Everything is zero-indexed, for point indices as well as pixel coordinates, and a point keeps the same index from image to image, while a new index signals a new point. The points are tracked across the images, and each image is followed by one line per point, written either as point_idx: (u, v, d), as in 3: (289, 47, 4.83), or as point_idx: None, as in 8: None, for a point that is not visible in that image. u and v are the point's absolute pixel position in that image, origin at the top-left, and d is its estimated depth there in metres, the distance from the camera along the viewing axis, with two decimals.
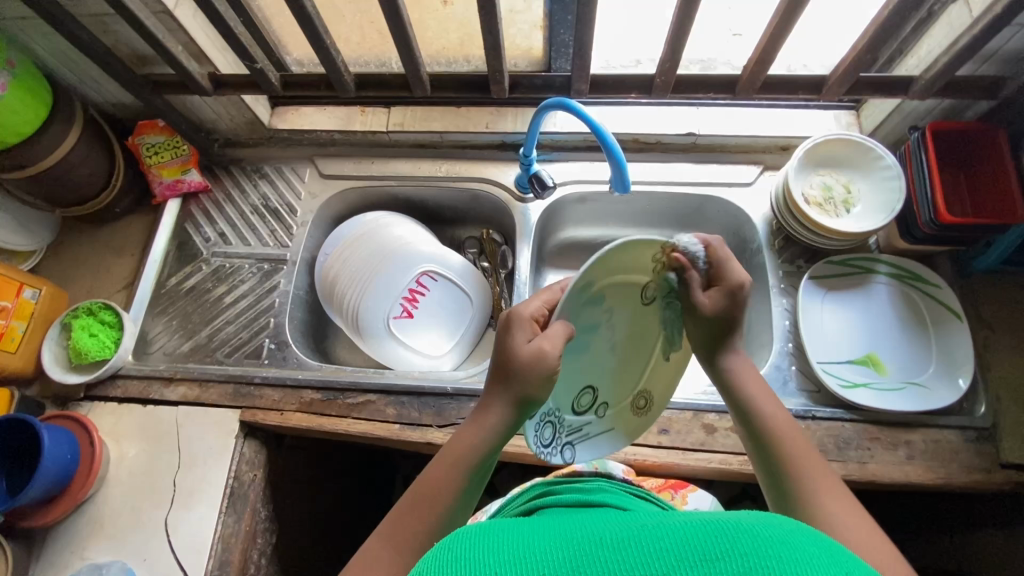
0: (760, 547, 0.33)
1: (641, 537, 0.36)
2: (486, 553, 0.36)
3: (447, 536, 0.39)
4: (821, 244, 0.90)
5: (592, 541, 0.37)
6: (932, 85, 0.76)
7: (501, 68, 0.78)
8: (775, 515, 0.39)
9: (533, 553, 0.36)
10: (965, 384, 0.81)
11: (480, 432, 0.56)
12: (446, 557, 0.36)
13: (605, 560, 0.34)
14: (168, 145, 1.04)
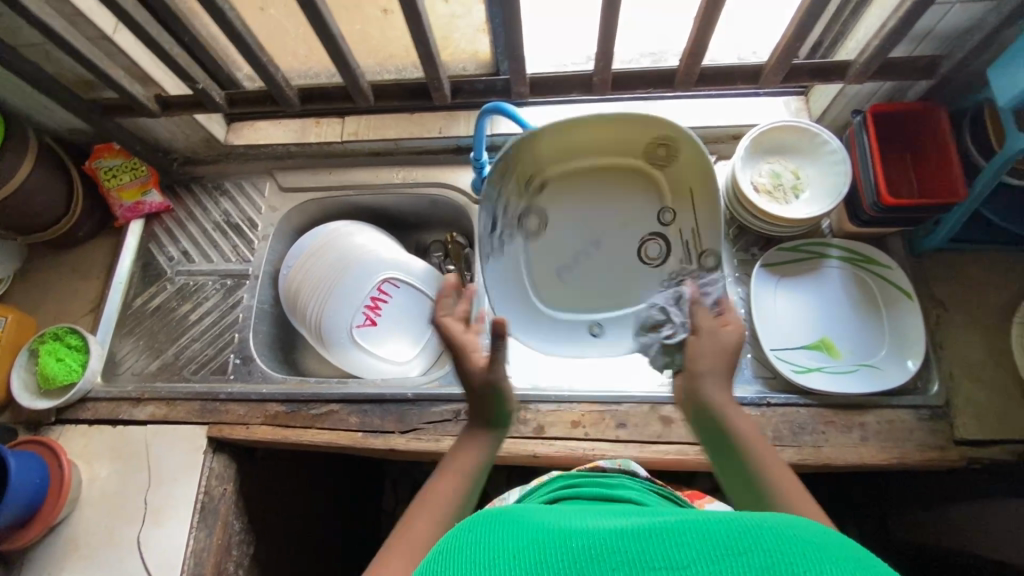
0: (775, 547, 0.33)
1: (661, 530, 0.37)
2: (516, 539, 0.39)
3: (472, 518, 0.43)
4: (772, 231, 0.90)
5: (613, 531, 0.38)
6: (868, 68, 0.75)
7: (438, 76, 0.79)
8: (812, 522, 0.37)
9: (555, 539, 0.39)
10: (913, 365, 0.82)
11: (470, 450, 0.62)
12: (467, 538, 0.40)
13: (622, 549, 0.36)
14: (126, 167, 1.05)
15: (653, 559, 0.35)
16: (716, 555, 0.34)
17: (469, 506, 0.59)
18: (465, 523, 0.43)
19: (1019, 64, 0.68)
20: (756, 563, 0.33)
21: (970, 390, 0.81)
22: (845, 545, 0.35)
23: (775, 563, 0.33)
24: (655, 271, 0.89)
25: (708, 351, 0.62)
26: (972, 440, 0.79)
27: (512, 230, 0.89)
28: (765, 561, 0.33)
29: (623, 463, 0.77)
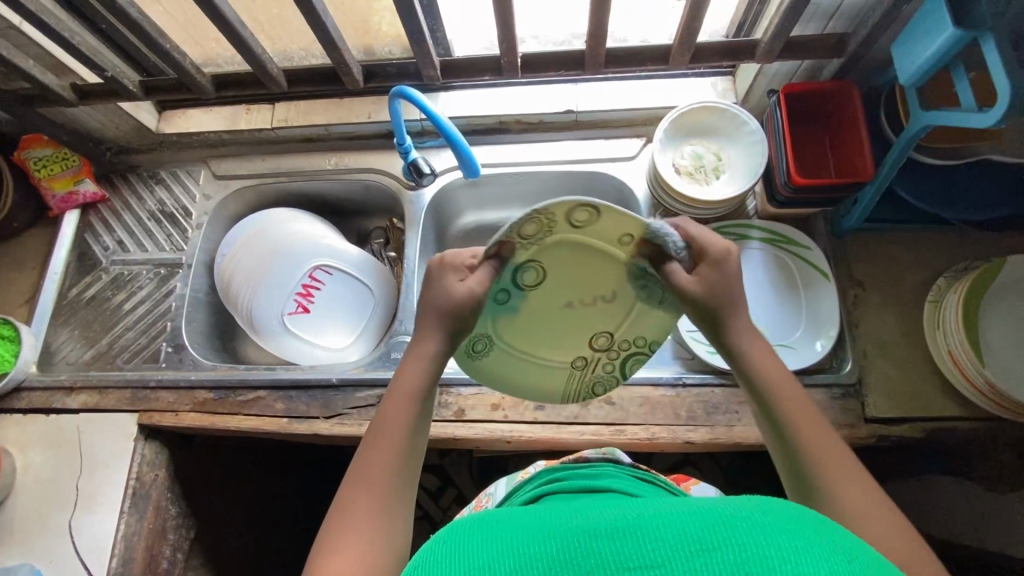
0: (753, 539, 0.35)
1: (635, 528, 0.37)
2: (495, 548, 0.38)
3: (441, 538, 0.41)
4: (691, 214, 0.91)
5: (587, 531, 0.38)
6: (772, 47, 0.75)
7: (344, 60, 0.79)
8: (772, 500, 0.40)
9: (528, 546, 0.38)
10: (822, 346, 0.83)
11: (420, 365, 0.58)
12: (440, 556, 0.39)
13: (599, 551, 0.36)
14: (56, 158, 1.04)
15: (629, 558, 0.35)
16: (691, 551, 0.34)
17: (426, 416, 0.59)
18: (439, 533, 0.43)
19: (913, 42, 0.67)
20: (730, 559, 0.33)
21: (883, 369, 0.82)
22: (816, 527, 0.38)
23: (749, 559, 0.33)
24: None
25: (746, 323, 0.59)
26: (883, 418, 0.80)
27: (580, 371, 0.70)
28: (739, 555, 0.33)
29: (608, 451, 0.78)
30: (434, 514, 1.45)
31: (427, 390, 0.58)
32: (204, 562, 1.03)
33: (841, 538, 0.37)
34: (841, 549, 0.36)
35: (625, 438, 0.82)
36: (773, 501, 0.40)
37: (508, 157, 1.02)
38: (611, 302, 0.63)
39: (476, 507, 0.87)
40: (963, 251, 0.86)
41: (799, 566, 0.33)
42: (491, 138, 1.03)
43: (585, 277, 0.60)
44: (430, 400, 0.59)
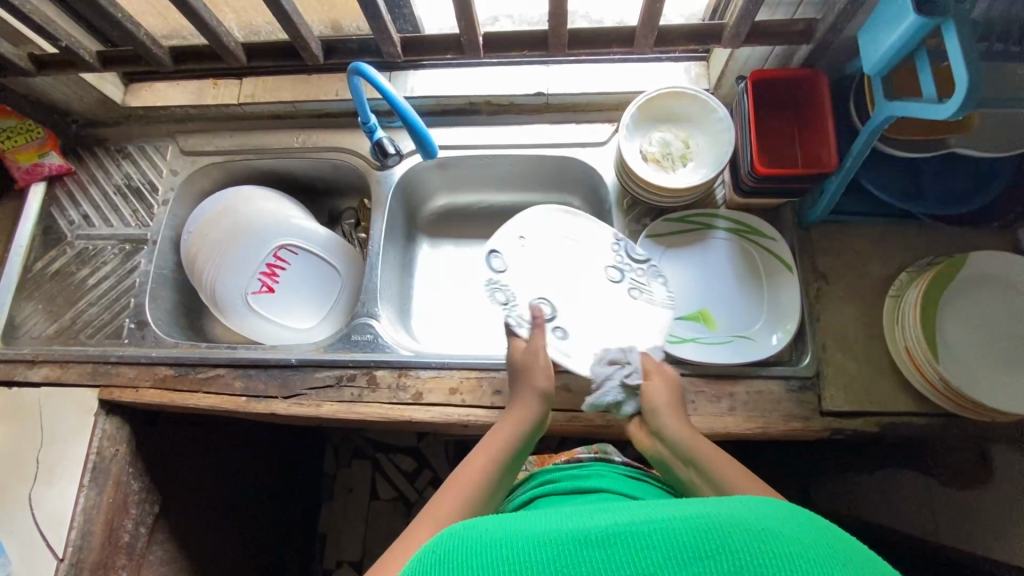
0: (740, 544, 0.38)
1: (625, 536, 0.39)
2: (488, 553, 0.40)
3: (433, 545, 0.43)
4: (657, 202, 0.90)
5: (577, 536, 0.40)
6: (738, 32, 0.73)
7: (301, 35, 0.77)
8: (755, 499, 0.43)
9: (521, 550, 0.40)
10: (778, 340, 0.83)
11: (520, 423, 0.70)
12: (431, 562, 0.41)
13: (591, 560, 0.38)
14: (20, 129, 1.03)
15: (625, 568, 0.38)
16: (681, 560, 0.37)
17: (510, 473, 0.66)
18: (427, 541, 0.44)
19: (878, 29, 0.65)
20: (722, 567, 0.36)
21: (841, 362, 0.81)
22: (797, 519, 0.41)
23: (741, 565, 0.37)
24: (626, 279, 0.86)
25: (666, 397, 0.72)
26: (838, 411, 0.80)
27: (641, 292, 0.85)
28: (732, 565, 0.37)
29: (602, 451, 0.80)
30: (408, 495, 1.46)
31: (516, 448, 0.68)
32: (167, 535, 1.04)
33: (819, 527, 0.41)
34: (822, 535, 0.40)
35: (580, 425, 0.83)
36: (755, 499, 0.43)
37: (477, 139, 1.01)
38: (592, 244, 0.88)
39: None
40: (927, 244, 0.85)
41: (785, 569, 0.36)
42: (461, 119, 1.02)
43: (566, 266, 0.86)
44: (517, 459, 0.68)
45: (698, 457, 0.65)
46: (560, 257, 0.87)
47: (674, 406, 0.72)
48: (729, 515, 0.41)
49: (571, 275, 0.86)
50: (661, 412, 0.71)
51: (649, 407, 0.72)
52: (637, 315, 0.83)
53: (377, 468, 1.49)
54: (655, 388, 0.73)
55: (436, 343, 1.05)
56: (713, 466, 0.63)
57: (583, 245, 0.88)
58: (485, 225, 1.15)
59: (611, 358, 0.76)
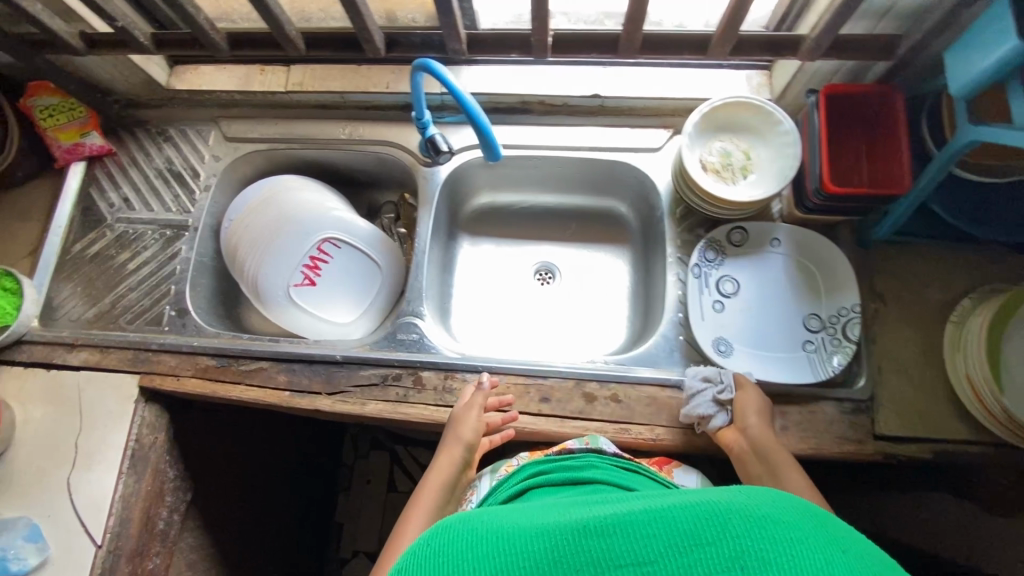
0: (746, 531, 0.37)
1: (627, 525, 0.40)
2: (487, 546, 0.42)
3: (439, 539, 0.45)
4: (716, 213, 0.88)
5: (578, 527, 0.41)
6: (820, 45, 0.71)
7: (366, 26, 0.75)
8: (762, 488, 0.42)
9: (520, 544, 0.41)
10: (839, 364, 0.81)
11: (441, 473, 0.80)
12: (433, 557, 0.43)
13: (590, 548, 0.39)
14: (63, 107, 1.02)
15: (620, 554, 0.38)
16: (683, 548, 0.37)
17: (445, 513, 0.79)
18: (437, 527, 0.47)
19: (971, 50, 0.63)
20: (723, 553, 0.36)
21: (896, 385, 0.81)
22: (801, 509, 0.40)
23: (743, 552, 0.36)
24: (808, 318, 0.85)
25: (755, 404, 0.77)
26: (891, 435, 0.79)
27: (816, 351, 0.83)
28: (733, 549, 0.37)
29: (592, 441, 0.77)
30: None
31: (444, 494, 0.79)
32: (200, 522, 1.05)
33: (824, 517, 0.40)
34: (828, 524, 0.39)
35: (629, 437, 0.82)
36: (765, 489, 0.43)
37: (529, 139, 0.99)
38: (807, 260, 0.87)
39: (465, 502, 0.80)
40: (989, 271, 0.83)
41: (791, 554, 0.36)
42: (513, 117, 1.00)
43: (758, 261, 0.88)
44: (450, 499, 0.80)
45: (779, 464, 0.72)
46: (778, 269, 0.87)
47: (763, 416, 0.77)
48: (734, 503, 0.41)
49: (774, 290, 0.87)
50: (752, 419, 0.76)
51: (739, 407, 0.77)
52: (795, 365, 0.83)
53: (395, 459, 1.49)
54: (749, 394, 0.78)
55: (473, 343, 1.05)
56: (787, 478, 0.70)
57: (804, 265, 0.87)
58: (524, 225, 1.13)
59: (704, 375, 0.80)
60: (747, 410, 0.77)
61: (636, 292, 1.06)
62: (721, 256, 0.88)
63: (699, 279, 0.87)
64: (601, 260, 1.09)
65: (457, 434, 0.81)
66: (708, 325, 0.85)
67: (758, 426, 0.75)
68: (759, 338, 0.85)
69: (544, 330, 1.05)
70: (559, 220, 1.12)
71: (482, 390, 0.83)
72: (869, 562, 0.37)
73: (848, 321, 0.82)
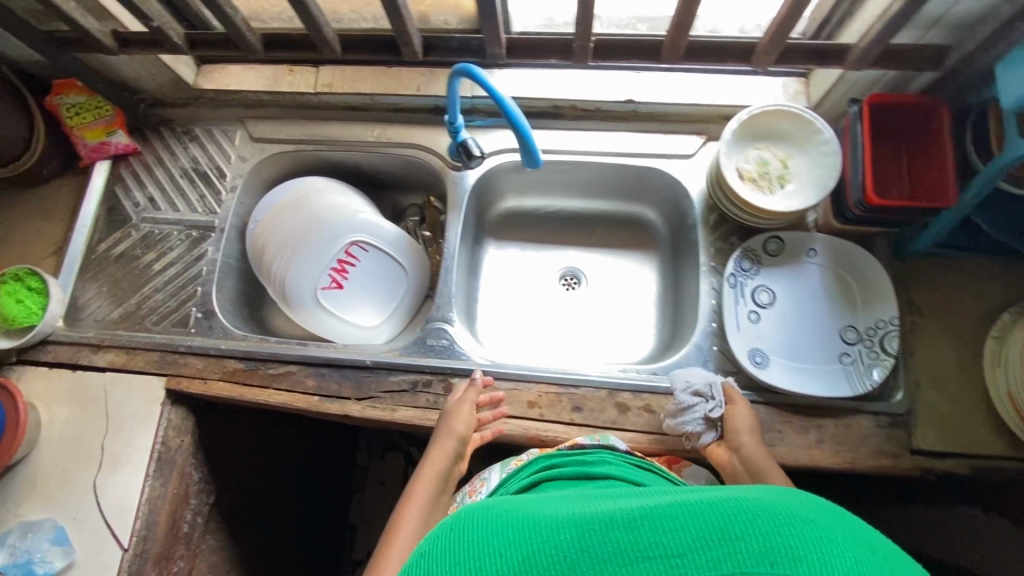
0: (776, 527, 0.36)
1: (653, 518, 0.39)
2: (511, 536, 0.42)
3: (463, 530, 0.44)
4: (752, 222, 0.87)
5: (603, 519, 0.40)
6: (868, 54, 0.70)
7: (406, 29, 0.74)
8: (790, 488, 0.41)
9: (544, 533, 0.41)
10: (878, 377, 0.80)
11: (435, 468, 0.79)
12: (459, 550, 0.42)
13: (617, 539, 0.38)
14: (90, 105, 1.01)
15: (647, 546, 0.37)
16: (712, 542, 0.36)
17: (437, 509, 0.77)
18: (456, 518, 0.47)
19: None
20: (753, 547, 0.36)
21: (934, 399, 0.80)
22: (829, 510, 0.40)
23: (773, 546, 0.35)
24: (845, 330, 0.84)
25: (744, 418, 0.77)
26: (929, 450, 0.78)
27: (853, 364, 0.82)
28: (763, 543, 0.36)
29: (603, 438, 0.77)
30: None
31: (438, 489, 0.78)
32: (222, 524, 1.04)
33: (853, 520, 0.39)
34: (855, 527, 0.38)
35: (663, 448, 0.81)
36: (793, 490, 0.42)
37: (560, 143, 0.98)
38: (844, 271, 0.86)
39: (469, 494, 0.79)
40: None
41: (823, 553, 0.35)
42: (544, 122, 0.99)
43: (794, 271, 0.87)
44: (442, 494, 0.78)
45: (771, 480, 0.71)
46: (814, 280, 0.86)
47: (753, 431, 0.77)
48: (762, 500, 0.40)
49: (810, 301, 0.86)
50: (742, 436, 0.76)
51: (731, 426, 0.78)
52: (832, 378, 0.82)
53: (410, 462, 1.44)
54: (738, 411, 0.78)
55: (498, 348, 1.04)
56: None
57: (840, 275, 0.86)
58: (550, 230, 1.12)
59: (695, 391, 0.79)
60: (736, 427, 0.77)
61: (663, 299, 1.05)
62: (757, 265, 0.87)
63: (736, 289, 0.86)
64: (629, 266, 1.08)
65: (451, 428, 0.80)
66: (744, 336, 0.84)
67: (747, 443, 0.76)
68: (795, 350, 0.84)
69: (571, 337, 1.05)
70: (585, 226, 1.11)
71: (476, 386, 0.83)
72: (897, 564, 0.37)
73: (886, 334, 0.81)
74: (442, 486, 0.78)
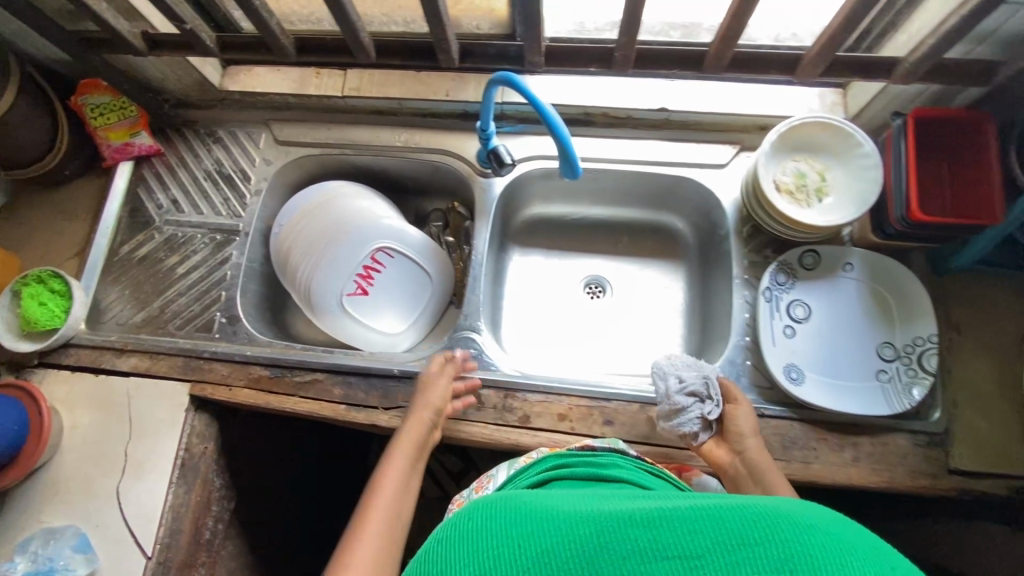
0: (799, 536, 0.35)
1: (673, 519, 0.38)
2: (524, 526, 0.40)
3: (477, 517, 0.43)
4: (788, 235, 0.86)
5: (621, 517, 0.39)
6: (918, 68, 0.69)
7: (446, 36, 0.73)
8: (814, 504, 0.40)
9: (559, 525, 0.40)
10: (918, 395, 0.78)
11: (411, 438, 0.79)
12: (471, 538, 0.41)
13: (634, 537, 0.37)
14: (114, 106, 0.99)
15: (665, 546, 0.36)
16: (732, 546, 0.35)
17: (413, 479, 0.77)
18: (469, 507, 0.45)
19: None
20: (774, 555, 0.34)
21: (972, 419, 0.79)
22: (855, 529, 0.38)
23: (793, 554, 0.34)
24: (882, 347, 0.82)
25: (746, 418, 0.76)
26: (967, 470, 0.77)
27: (890, 382, 0.80)
28: (784, 550, 0.35)
29: (614, 442, 0.75)
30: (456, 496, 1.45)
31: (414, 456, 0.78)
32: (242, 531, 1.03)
33: (877, 540, 0.37)
34: (879, 545, 0.37)
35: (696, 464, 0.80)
36: (818, 505, 0.40)
37: (591, 151, 0.97)
38: (882, 287, 0.84)
39: (475, 490, 0.76)
40: None
41: (848, 565, 0.34)
42: (575, 129, 0.97)
43: (830, 286, 0.86)
44: (418, 463, 0.79)
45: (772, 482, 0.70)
46: (850, 295, 0.85)
47: (752, 431, 0.76)
48: (786, 510, 0.38)
49: (846, 316, 0.85)
50: (744, 436, 0.75)
51: (734, 427, 0.76)
52: (869, 395, 0.80)
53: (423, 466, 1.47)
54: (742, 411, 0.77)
55: (523, 357, 1.03)
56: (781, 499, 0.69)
57: (876, 291, 0.84)
58: (575, 237, 1.11)
59: (691, 391, 0.77)
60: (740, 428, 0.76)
61: (690, 310, 1.03)
62: (794, 279, 0.86)
63: (772, 304, 0.85)
64: (655, 275, 1.07)
65: (426, 398, 0.81)
66: (779, 352, 0.83)
67: (747, 443, 0.75)
68: (830, 365, 0.83)
69: (597, 346, 1.03)
70: (610, 234, 1.10)
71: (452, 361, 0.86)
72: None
73: (924, 351, 0.80)
74: (418, 454, 0.78)
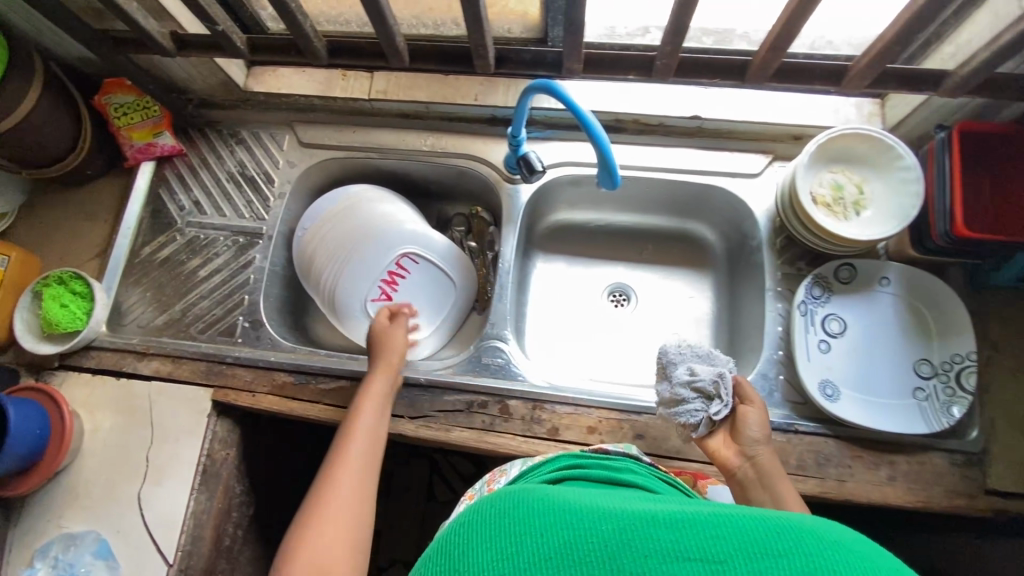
0: (824, 550, 0.32)
1: (695, 522, 0.35)
2: (541, 517, 0.37)
3: (491, 508, 0.40)
4: (824, 248, 0.84)
5: (643, 515, 0.36)
6: (968, 82, 0.67)
7: (484, 42, 0.72)
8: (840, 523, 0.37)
9: (579, 518, 0.36)
10: (958, 414, 0.77)
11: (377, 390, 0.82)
12: (484, 528, 0.38)
13: (658, 539, 0.34)
14: (138, 106, 0.97)
15: (686, 548, 0.33)
16: (755, 555, 0.32)
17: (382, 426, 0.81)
18: (484, 497, 0.42)
19: None
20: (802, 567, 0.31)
21: (1011, 438, 0.77)
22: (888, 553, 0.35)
23: (818, 567, 0.31)
24: (920, 364, 0.81)
25: (758, 421, 0.72)
26: (1006, 492, 0.75)
27: (928, 400, 0.79)
28: (813, 563, 0.32)
29: (627, 446, 0.71)
30: None
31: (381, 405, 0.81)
32: (261, 536, 1.02)
33: None
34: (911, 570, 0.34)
35: None
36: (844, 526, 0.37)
37: (621, 158, 0.95)
38: (919, 302, 0.83)
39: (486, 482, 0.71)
40: None
41: None
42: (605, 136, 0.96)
43: (866, 301, 0.84)
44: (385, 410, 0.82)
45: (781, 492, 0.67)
46: (886, 309, 0.84)
47: (763, 434, 0.72)
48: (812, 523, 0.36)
49: (882, 331, 0.83)
50: (756, 441, 0.71)
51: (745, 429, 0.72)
52: (905, 412, 0.79)
53: (435, 470, 1.47)
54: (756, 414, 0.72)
55: (546, 366, 1.02)
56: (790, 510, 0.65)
57: (913, 306, 0.83)
58: (600, 244, 1.10)
59: (699, 386, 0.73)
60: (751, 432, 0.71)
61: (717, 320, 1.02)
62: (828, 292, 0.84)
63: (806, 317, 0.83)
64: (680, 284, 1.06)
65: (386, 350, 0.86)
66: (814, 368, 0.81)
67: (757, 446, 0.71)
68: (865, 382, 0.81)
69: (621, 355, 1.02)
70: (635, 241, 1.09)
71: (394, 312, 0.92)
72: None
73: (962, 369, 0.79)
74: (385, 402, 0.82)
